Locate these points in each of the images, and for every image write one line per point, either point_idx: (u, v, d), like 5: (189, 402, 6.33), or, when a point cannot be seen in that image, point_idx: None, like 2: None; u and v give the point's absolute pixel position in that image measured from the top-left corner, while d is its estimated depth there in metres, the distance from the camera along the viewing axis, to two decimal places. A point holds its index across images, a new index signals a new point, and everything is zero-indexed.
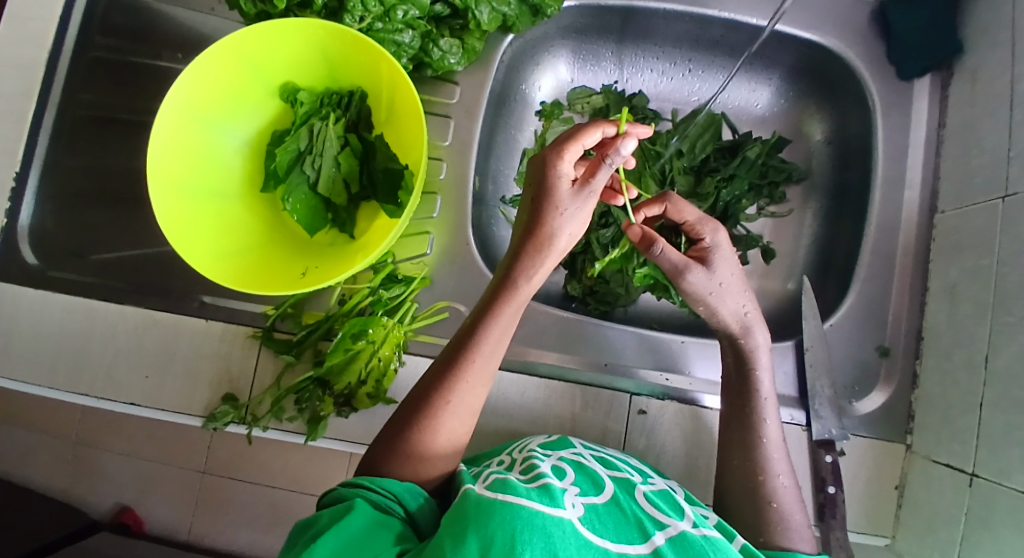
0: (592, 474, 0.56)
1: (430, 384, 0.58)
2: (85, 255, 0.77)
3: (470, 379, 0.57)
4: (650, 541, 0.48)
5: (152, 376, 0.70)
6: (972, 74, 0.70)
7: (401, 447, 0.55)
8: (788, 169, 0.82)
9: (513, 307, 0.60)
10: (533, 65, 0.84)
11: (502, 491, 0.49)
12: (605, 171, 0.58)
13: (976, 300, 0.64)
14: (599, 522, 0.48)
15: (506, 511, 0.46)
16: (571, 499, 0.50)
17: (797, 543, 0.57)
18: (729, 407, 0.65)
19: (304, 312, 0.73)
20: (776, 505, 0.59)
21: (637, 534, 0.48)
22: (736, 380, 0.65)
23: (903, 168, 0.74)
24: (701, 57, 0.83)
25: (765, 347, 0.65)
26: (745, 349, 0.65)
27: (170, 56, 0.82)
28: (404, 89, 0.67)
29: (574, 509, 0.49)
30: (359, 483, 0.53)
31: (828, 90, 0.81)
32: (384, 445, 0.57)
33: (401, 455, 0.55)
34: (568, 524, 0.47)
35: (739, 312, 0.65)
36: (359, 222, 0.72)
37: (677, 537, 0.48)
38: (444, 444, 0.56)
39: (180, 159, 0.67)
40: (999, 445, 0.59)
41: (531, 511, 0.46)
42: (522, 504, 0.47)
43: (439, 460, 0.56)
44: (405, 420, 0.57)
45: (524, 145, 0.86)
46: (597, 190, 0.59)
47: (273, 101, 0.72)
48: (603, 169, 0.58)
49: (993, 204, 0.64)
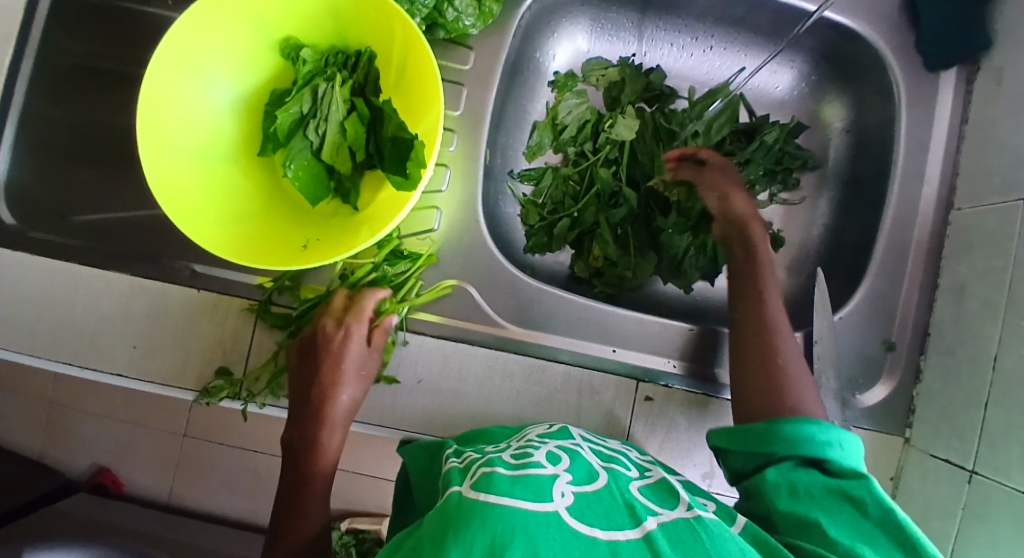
0: (586, 463, 0.51)
1: (288, 482, 0.61)
2: (65, 216, 0.72)
3: (314, 466, 0.61)
4: (642, 526, 0.42)
5: (140, 346, 0.67)
6: (1000, 71, 0.68)
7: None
8: (804, 157, 0.81)
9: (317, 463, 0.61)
10: (549, 33, 0.80)
11: (484, 489, 0.43)
12: (382, 335, 0.65)
13: (987, 300, 0.64)
14: (587, 509, 0.43)
15: (485, 513, 0.40)
16: (560, 489, 0.45)
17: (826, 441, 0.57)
18: None
19: (302, 286, 0.69)
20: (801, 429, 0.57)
21: (628, 519, 0.43)
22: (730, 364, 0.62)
23: (922, 160, 0.72)
24: (724, 34, 0.80)
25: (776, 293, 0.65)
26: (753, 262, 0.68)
27: (159, 2, 0.76)
28: (419, 50, 0.62)
29: (563, 500, 0.43)
30: None
31: (849, 77, 0.79)
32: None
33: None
34: (554, 516, 0.41)
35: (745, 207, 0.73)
36: (364, 193, 0.68)
37: (669, 523, 0.43)
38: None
39: (174, 118, 0.63)
40: (1000, 443, 0.60)
41: (515, 510, 0.40)
42: (503, 504, 0.41)
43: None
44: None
45: (535, 117, 0.83)
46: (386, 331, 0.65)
47: (274, 58, 0.67)
48: (381, 329, 0.65)
49: (1013, 205, 0.63)
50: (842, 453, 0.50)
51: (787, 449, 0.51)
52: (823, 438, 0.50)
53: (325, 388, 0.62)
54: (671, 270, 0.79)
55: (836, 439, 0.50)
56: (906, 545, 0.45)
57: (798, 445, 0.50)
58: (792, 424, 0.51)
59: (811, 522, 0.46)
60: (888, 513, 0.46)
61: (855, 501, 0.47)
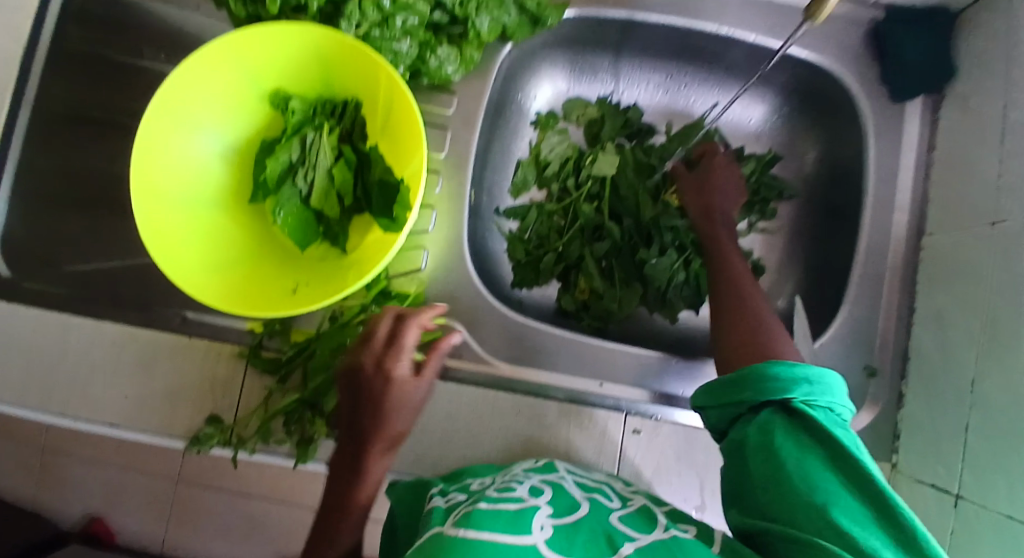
0: (569, 495, 0.51)
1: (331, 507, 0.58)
2: (60, 266, 0.74)
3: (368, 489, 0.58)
4: (619, 554, 0.43)
5: (131, 396, 0.67)
6: (965, 99, 0.71)
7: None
8: (779, 187, 0.84)
9: (357, 499, 0.57)
10: (530, 75, 0.83)
11: (467, 524, 0.42)
12: (434, 365, 0.62)
13: (963, 324, 0.66)
14: (567, 541, 0.43)
15: (468, 549, 0.39)
16: (540, 521, 0.45)
17: None
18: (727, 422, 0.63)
19: (293, 329, 0.70)
20: None
21: (606, 548, 0.44)
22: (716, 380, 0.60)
23: (893, 190, 0.75)
24: (699, 71, 0.83)
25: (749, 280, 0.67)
26: (723, 258, 0.69)
27: (152, 55, 0.78)
28: (402, 99, 0.64)
29: (543, 532, 0.44)
30: None
31: (818, 110, 0.82)
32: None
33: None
34: (532, 549, 0.41)
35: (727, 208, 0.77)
36: (352, 236, 0.70)
37: (645, 548, 0.44)
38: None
39: (165, 169, 0.64)
40: (983, 468, 0.61)
41: (495, 545, 0.40)
42: (484, 539, 0.40)
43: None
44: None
45: (519, 154, 0.85)
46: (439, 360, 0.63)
47: (263, 109, 0.68)
48: (435, 358, 0.62)
49: (983, 231, 0.66)
50: (813, 393, 0.50)
51: (756, 394, 0.51)
52: (792, 379, 0.51)
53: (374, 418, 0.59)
54: (657, 302, 0.80)
55: (806, 380, 0.51)
56: (866, 485, 0.45)
57: (767, 390, 0.51)
58: (763, 369, 0.52)
59: (774, 467, 0.47)
60: (849, 454, 0.46)
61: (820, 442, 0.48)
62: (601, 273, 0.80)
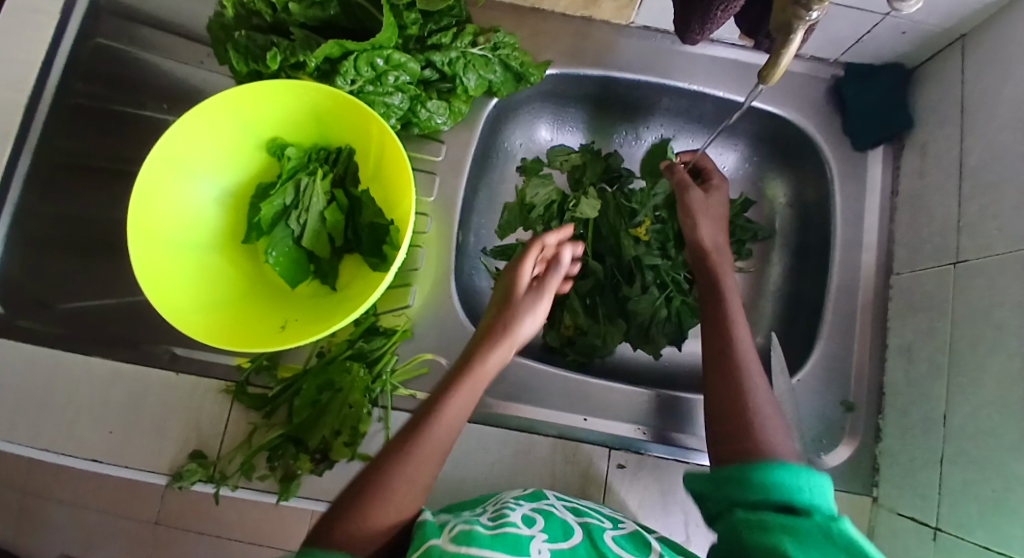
0: (561, 521, 0.53)
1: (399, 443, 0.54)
2: (53, 305, 0.76)
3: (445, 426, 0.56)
4: None
5: (116, 432, 0.69)
6: (923, 147, 0.76)
7: (348, 516, 0.50)
8: (754, 229, 0.86)
9: (477, 378, 0.60)
10: (515, 125, 0.87)
11: (466, 543, 0.46)
12: (556, 277, 0.68)
13: (931, 359, 0.68)
14: None
15: None
16: (538, 545, 0.48)
17: None
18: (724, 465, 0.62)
19: (280, 365, 0.73)
20: None
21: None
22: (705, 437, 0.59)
23: (859, 231, 0.79)
24: (673, 122, 0.88)
25: (750, 350, 0.63)
26: (722, 323, 0.66)
27: (154, 106, 0.84)
28: (393, 149, 0.68)
29: (540, 556, 0.47)
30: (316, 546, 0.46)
31: (787, 157, 0.87)
32: (317, 529, 0.50)
33: (344, 522, 0.50)
34: None
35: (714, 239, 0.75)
36: (342, 275, 0.72)
37: None
38: (388, 522, 0.51)
39: (164, 212, 0.67)
40: (958, 499, 0.62)
41: None
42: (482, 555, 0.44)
43: (384, 534, 0.50)
44: (350, 495, 0.52)
45: (505, 198, 0.89)
46: (552, 290, 0.68)
47: (260, 155, 0.72)
48: (554, 274, 0.68)
49: (945, 269, 0.69)
50: (815, 497, 0.49)
51: (759, 495, 0.50)
52: (795, 480, 0.50)
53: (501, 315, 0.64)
54: (640, 337, 0.82)
55: (808, 485, 0.49)
56: None
57: (769, 489, 0.50)
58: (762, 469, 0.51)
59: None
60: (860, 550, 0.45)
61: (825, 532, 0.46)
62: (585, 310, 0.82)
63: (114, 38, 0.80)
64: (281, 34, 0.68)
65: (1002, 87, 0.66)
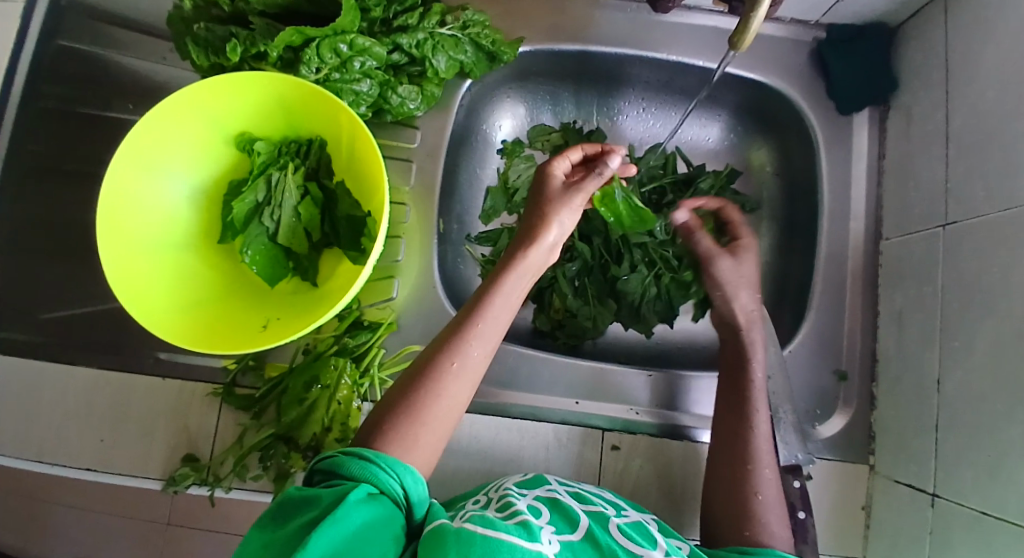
0: (566, 509, 0.51)
1: (433, 353, 0.54)
2: (35, 315, 0.75)
3: (477, 342, 0.54)
4: None
5: (106, 439, 0.69)
6: (908, 109, 0.74)
7: (406, 412, 0.51)
8: (741, 202, 0.85)
9: (521, 276, 0.58)
10: (493, 106, 0.85)
11: (482, 524, 0.44)
12: (596, 179, 0.63)
13: (923, 324, 0.67)
14: None
15: (484, 545, 0.42)
16: (548, 535, 0.46)
17: (775, 538, 0.56)
18: (720, 448, 0.63)
19: (266, 364, 0.72)
20: (762, 497, 0.58)
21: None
22: (722, 443, 0.63)
23: (847, 198, 0.77)
24: (654, 96, 0.86)
25: (767, 434, 0.63)
26: (746, 406, 0.64)
27: (120, 106, 0.81)
28: (364, 139, 0.66)
29: (551, 546, 0.45)
30: (365, 458, 0.47)
31: (772, 125, 0.85)
32: (375, 422, 0.51)
33: (404, 419, 0.50)
34: None
35: (748, 309, 0.72)
36: (322, 270, 0.71)
37: None
38: (445, 414, 0.52)
39: (133, 215, 0.65)
40: (953, 465, 0.61)
41: (510, 547, 0.42)
42: (500, 538, 0.43)
43: (441, 427, 0.52)
44: (402, 390, 0.52)
45: (487, 182, 0.87)
46: (588, 190, 0.62)
47: (229, 152, 0.70)
48: (595, 176, 0.63)
49: (934, 232, 0.68)
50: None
51: None
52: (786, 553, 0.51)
53: (543, 212, 0.60)
54: (632, 317, 0.81)
55: None
56: None
57: None
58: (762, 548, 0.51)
59: None
60: None
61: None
62: (574, 293, 0.81)
63: (78, 39, 0.78)
64: (240, 24, 0.67)
65: (985, 45, 0.64)
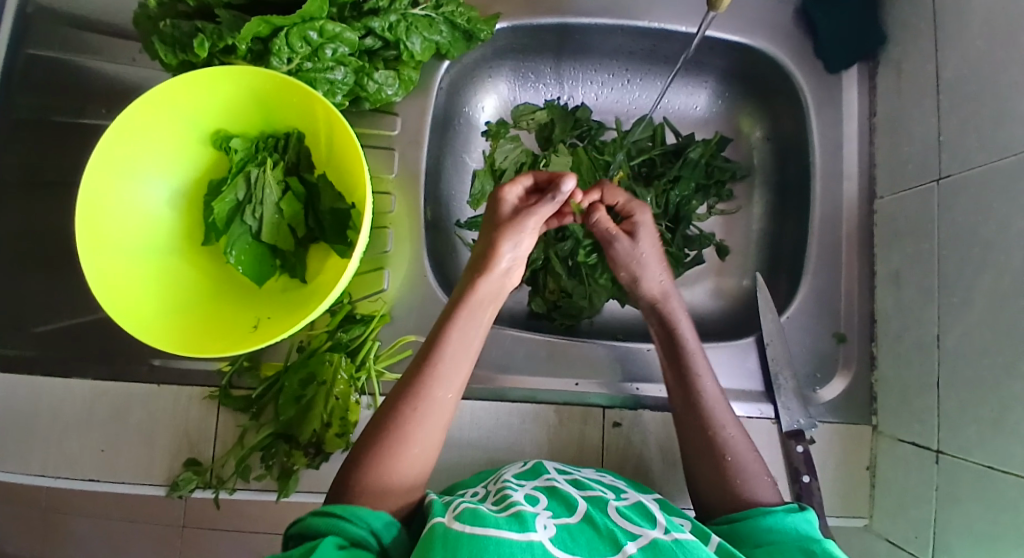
0: (565, 495, 0.51)
1: (398, 396, 0.54)
2: (26, 327, 0.74)
3: (439, 381, 0.54)
4: (622, 552, 0.44)
5: (107, 449, 0.69)
6: (897, 64, 0.73)
7: (372, 462, 0.50)
8: (732, 168, 0.84)
9: (475, 311, 0.59)
10: (473, 87, 0.83)
11: (471, 520, 0.44)
12: (549, 205, 0.64)
13: (921, 280, 0.67)
14: (571, 541, 0.44)
15: (473, 544, 0.41)
16: (543, 521, 0.46)
17: (758, 490, 0.54)
18: (686, 420, 0.60)
19: (261, 364, 0.71)
20: (732, 458, 0.56)
21: (608, 546, 0.44)
22: (685, 405, 0.60)
23: (839, 158, 0.76)
24: (637, 66, 0.84)
25: (716, 394, 0.60)
26: (691, 375, 0.61)
27: (93, 112, 0.78)
28: (340, 127, 0.64)
29: (546, 531, 0.44)
30: (332, 512, 0.47)
31: (759, 87, 0.83)
32: (344, 474, 0.51)
33: (370, 466, 0.50)
34: (538, 546, 0.42)
35: (658, 282, 0.68)
36: (310, 265, 0.70)
37: (649, 545, 0.44)
38: (415, 457, 0.52)
39: (111, 222, 0.64)
40: (958, 420, 0.61)
41: (500, 541, 0.42)
42: (489, 535, 0.42)
43: (413, 469, 0.51)
44: (368, 441, 0.52)
45: (474, 165, 0.86)
46: (541, 216, 0.64)
47: (206, 150, 0.69)
48: (547, 201, 0.64)
49: (929, 188, 0.66)
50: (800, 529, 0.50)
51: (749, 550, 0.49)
52: (783, 522, 0.50)
53: (494, 245, 0.62)
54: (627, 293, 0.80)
55: (792, 522, 0.50)
56: None
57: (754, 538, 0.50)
58: (754, 523, 0.51)
59: None
60: None
61: (809, 552, 0.47)
62: (568, 273, 0.80)
63: (46, 45, 0.76)
64: (208, 18, 0.65)
65: None
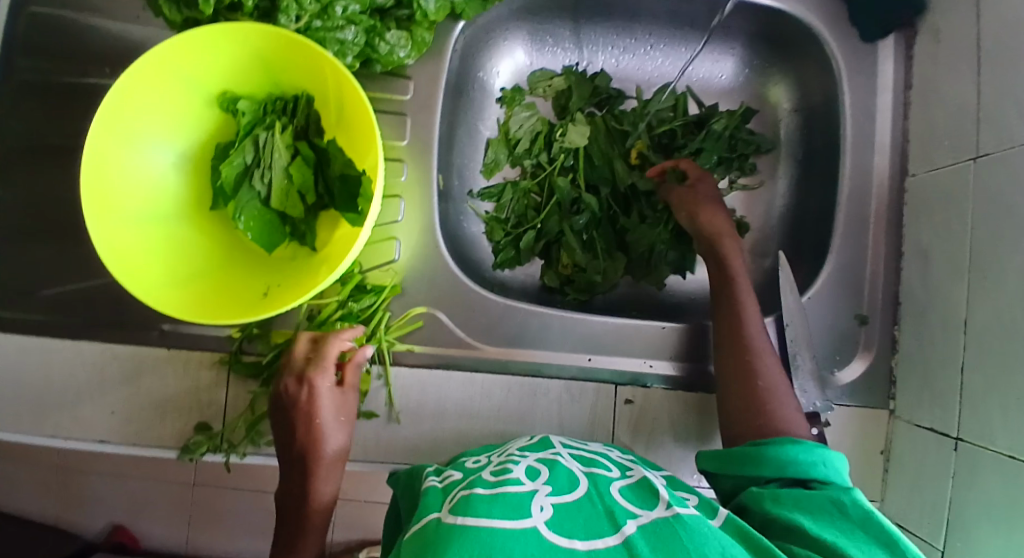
0: (567, 471, 0.50)
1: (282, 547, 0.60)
2: (34, 291, 0.73)
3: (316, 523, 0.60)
4: (621, 531, 0.42)
5: (118, 411, 0.69)
6: (937, 31, 0.68)
7: None
8: (756, 142, 0.81)
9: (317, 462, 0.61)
10: (489, 51, 0.81)
11: (464, 512, 0.43)
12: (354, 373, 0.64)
13: (949, 262, 0.64)
14: (567, 524, 0.43)
15: (465, 535, 0.40)
16: (540, 502, 0.44)
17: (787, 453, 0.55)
18: (734, 374, 0.61)
19: (272, 331, 0.70)
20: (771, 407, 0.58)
21: (608, 525, 0.43)
22: (734, 354, 0.62)
23: (870, 132, 0.73)
24: (660, 31, 0.81)
25: (762, 337, 0.63)
26: (739, 321, 0.64)
27: (97, 72, 0.76)
28: (350, 89, 0.62)
29: (542, 514, 0.43)
30: None
31: (788, 55, 0.79)
32: None
33: None
34: (532, 532, 0.41)
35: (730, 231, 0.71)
36: (320, 233, 0.69)
37: (648, 525, 0.43)
38: None
39: (115, 187, 0.62)
40: (981, 407, 0.59)
41: (493, 530, 0.40)
42: (480, 524, 0.41)
43: None
44: None
45: (487, 133, 0.83)
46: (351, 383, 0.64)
47: (212, 113, 0.67)
48: (354, 369, 0.64)
49: (964, 165, 0.63)
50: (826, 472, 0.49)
51: (773, 473, 0.50)
52: (806, 458, 0.50)
53: (314, 421, 0.61)
54: (642, 267, 0.78)
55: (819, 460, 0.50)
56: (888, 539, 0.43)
57: (778, 468, 0.50)
58: (779, 451, 0.51)
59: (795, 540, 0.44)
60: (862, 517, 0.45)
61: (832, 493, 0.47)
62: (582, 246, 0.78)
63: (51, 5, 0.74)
64: None
65: None
